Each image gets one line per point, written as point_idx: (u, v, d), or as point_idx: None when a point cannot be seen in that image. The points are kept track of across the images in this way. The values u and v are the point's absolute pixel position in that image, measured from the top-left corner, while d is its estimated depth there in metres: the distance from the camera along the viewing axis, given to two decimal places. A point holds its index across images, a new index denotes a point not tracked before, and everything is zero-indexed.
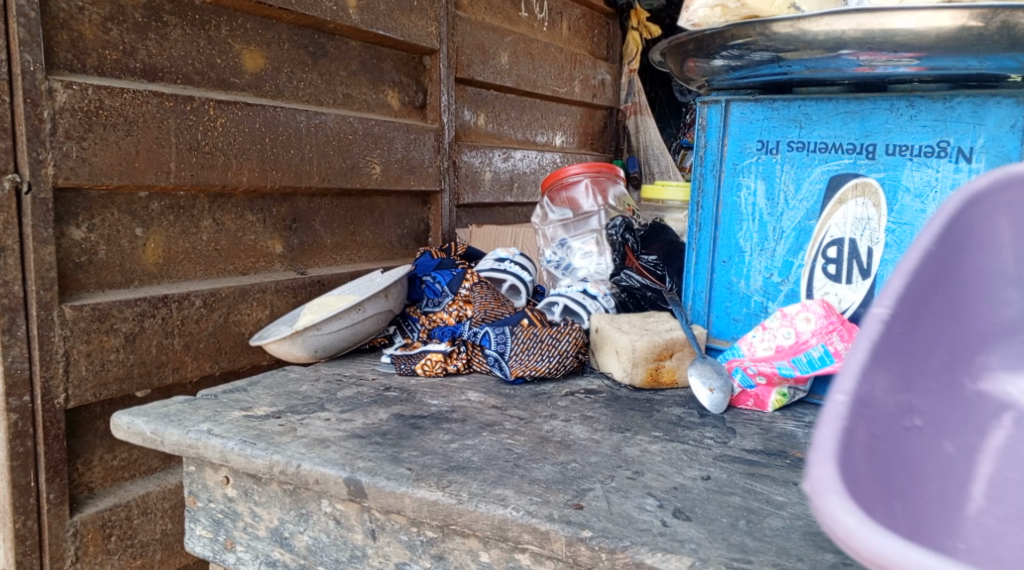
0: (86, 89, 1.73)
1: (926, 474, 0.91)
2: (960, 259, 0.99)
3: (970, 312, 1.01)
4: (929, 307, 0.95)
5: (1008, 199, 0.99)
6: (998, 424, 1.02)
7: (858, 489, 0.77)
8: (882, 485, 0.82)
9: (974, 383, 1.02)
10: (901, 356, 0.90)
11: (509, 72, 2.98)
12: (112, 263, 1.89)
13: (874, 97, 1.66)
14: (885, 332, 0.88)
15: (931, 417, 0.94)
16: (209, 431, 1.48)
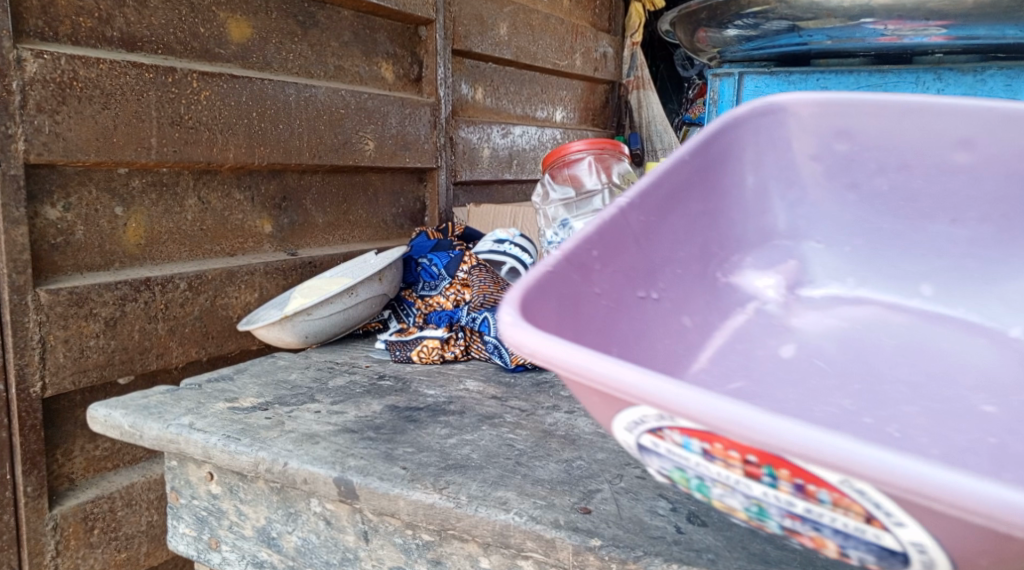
0: (58, 59, 1.63)
1: (649, 333, 1.05)
2: (713, 171, 1.18)
3: (725, 219, 1.21)
4: (674, 205, 1.12)
5: (764, 129, 1.21)
6: (739, 311, 1.20)
7: (560, 321, 0.90)
8: (575, 323, 0.92)
9: (722, 277, 1.20)
10: (639, 240, 1.06)
11: (509, 44, 2.87)
12: (90, 244, 1.79)
13: (898, 70, 1.56)
14: (619, 215, 1.03)
15: (666, 290, 1.10)
16: (191, 425, 1.39)
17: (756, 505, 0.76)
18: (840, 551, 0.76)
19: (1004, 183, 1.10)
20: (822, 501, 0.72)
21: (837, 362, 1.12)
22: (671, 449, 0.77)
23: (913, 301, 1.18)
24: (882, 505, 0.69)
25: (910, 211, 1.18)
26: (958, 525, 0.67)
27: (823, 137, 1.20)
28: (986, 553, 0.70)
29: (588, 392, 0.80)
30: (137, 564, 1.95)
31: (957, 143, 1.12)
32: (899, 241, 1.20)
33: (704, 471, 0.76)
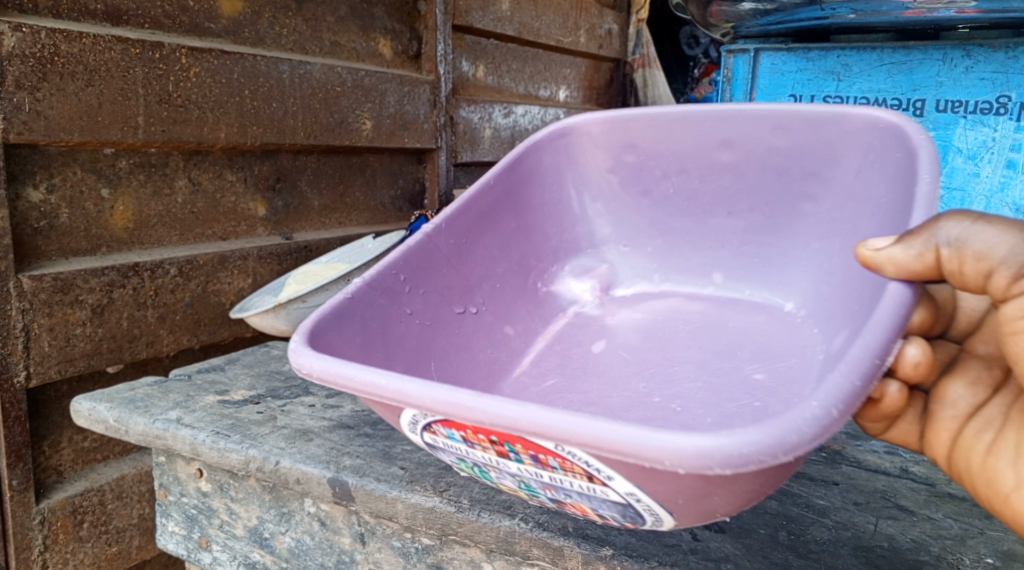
0: (38, 32, 1.54)
1: (468, 344, 1.22)
2: (520, 189, 1.38)
3: (539, 235, 1.42)
4: (482, 229, 1.30)
5: (561, 149, 1.43)
6: (560, 316, 1.39)
7: (353, 345, 1.02)
8: (381, 342, 1.06)
9: (541, 285, 1.40)
10: (449, 260, 1.23)
11: (511, 20, 2.78)
12: (75, 228, 1.71)
13: (923, 46, 1.49)
14: (427, 242, 1.19)
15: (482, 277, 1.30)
16: (179, 420, 1.32)
17: (521, 480, 0.89)
18: (591, 511, 0.89)
19: (759, 175, 1.31)
20: (554, 467, 0.83)
21: (645, 356, 1.23)
22: (448, 441, 0.90)
23: (708, 290, 1.37)
24: (589, 467, 0.79)
25: (688, 218, 1.39)
26: (655, 476, 0.78)
27: (614, 151, 1.42)
28: (703, 503, 0.81)
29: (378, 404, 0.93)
30: (128, 558, 1.88)
31: (721, 144, 1.33)
32: (693, 234, 1.40)
33: (474, 455, 0.89)
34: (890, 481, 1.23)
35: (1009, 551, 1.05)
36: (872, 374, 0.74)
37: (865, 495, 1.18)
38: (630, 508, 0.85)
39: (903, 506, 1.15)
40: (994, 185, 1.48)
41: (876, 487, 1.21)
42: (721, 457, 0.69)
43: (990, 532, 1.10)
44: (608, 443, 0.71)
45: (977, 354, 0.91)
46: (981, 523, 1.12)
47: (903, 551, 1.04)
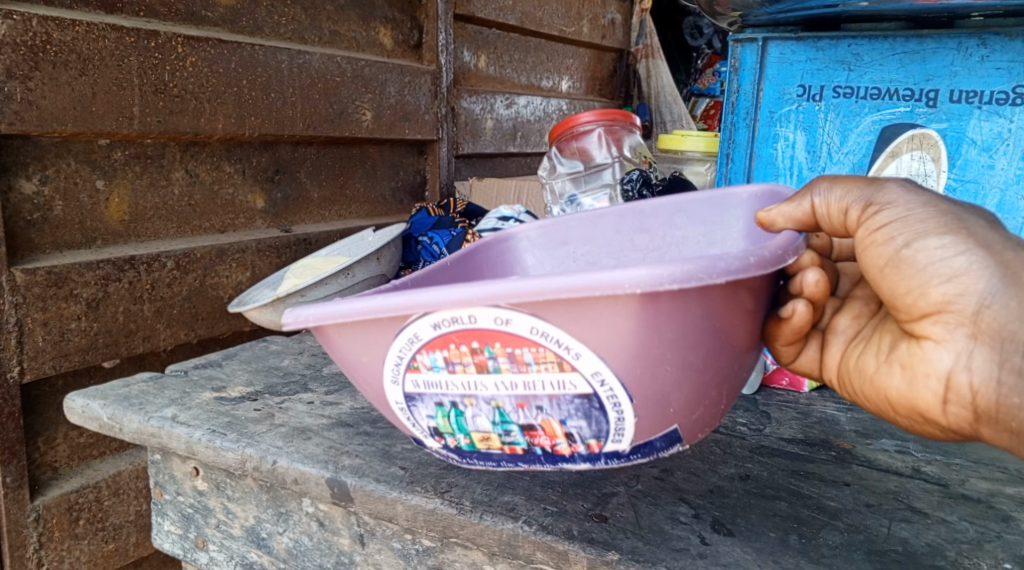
0: (30, 20, 1.51)
1: None
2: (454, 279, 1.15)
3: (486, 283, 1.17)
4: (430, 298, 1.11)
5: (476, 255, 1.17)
6: None
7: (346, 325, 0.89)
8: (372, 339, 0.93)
9: None
10: None
11: (513, 9, 2.74)
12: (70, 220, 1.68)
13: (938, 35, 1.45)
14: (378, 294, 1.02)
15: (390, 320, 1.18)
16: (174, 418, 1.29)
17: (496, 411, 0.87)
18: (565, 438, 0.87)
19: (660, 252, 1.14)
20: (529, 364, 0.84)
21: None
22: (427, 378, 0.88)
23: None
24: (561, 343, 0.82)
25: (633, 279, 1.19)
26: (627, 332, 0.82)
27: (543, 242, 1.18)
28: (663, 377, 0.85)
29: (353, 355, 0.92)
30: (126, 555, 1.85)
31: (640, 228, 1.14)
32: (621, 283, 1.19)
33: (451, 386, 0.87)
34: (902, 481, 1.20)
35: None
36: (781, 255, 0.83)
37: (878, 497, 1.15)
38: (598, 412, 0.85)
39: (916, 507, 1.12)
40: (1010, 177, 1.44)
41: (888, 488, 1.18)
42: (675, 271, 0.79)
43: (1007, 535, 1.07)
44: (583, 277, 0.79)
45: (856, 293, 1.00)
46: (997, 526, 1.09)
47: (918, 555, 1.01)
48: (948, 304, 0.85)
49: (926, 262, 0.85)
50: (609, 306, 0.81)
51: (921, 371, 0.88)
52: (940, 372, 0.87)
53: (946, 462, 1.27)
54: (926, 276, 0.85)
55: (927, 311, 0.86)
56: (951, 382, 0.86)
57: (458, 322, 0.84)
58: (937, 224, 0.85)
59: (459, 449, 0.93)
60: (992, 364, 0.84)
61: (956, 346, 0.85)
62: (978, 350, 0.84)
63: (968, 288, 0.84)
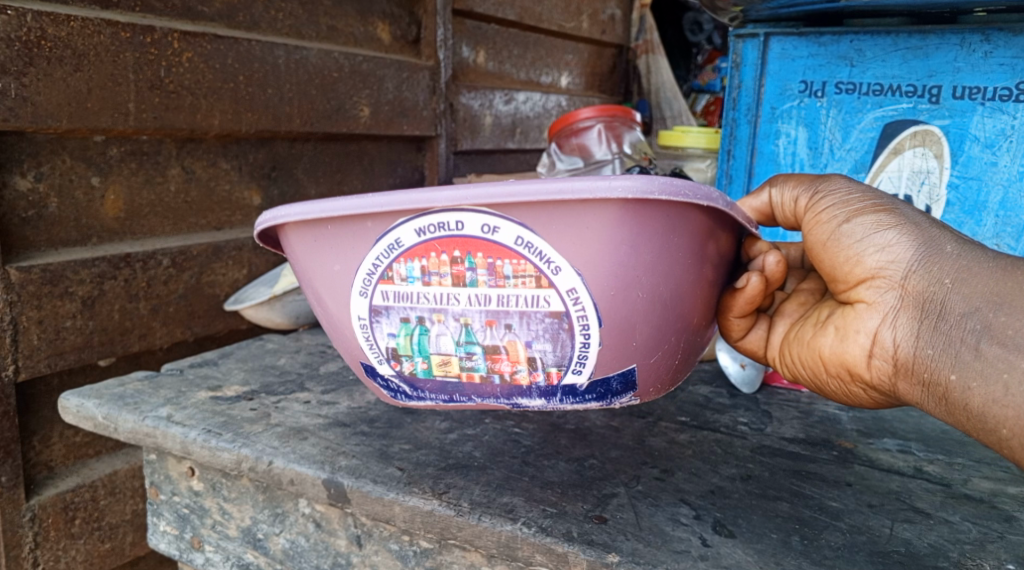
0: (24, 15, 1.49)
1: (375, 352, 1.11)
2: None
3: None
4: None
5: None
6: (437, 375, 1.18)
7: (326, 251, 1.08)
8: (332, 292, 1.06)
9: None
10: None
11: (511, 4, 2.72)
12: (65, 218, 1.67)
13: (941, 30, 1.43)
14: None
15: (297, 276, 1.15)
16: (169, 418, 1.28)
17: (463, 329, 1.00)
18: (527, 361, 1.00)
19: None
20: (507, 277, 0.97)
21: None
22: (399, 290, 1.01)
23: None
24: (542, 255, 0.95)
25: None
26: (596, 257, 0.95)
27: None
28: (628, 298, 0.97)
29: (330, 263, 1.05)
30: (122, 555, 1.84)
31: None
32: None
33: (424, 302, 1.00)
34: (904, 481, 1.19)
35: None
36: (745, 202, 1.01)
37: (880, 497, 1.14)
38: (563, 333, 0.99)
39: (919, 508, 1.11)
40: (1014, 174, 1.42)
41: (889, 488, 1.16)
42: (662, 183, 0.92)
43: (1010, 536, 1.05)
44: (573, 184, 0.91)
45: (801, 288, 1.20)
46: (1000, 526, 1.08)
47: (921, 556, 1.00)
48: (880, 271, 1.00)
49: (861, 234, 1.02)
50: (596, 221, 0.94)
51: (852, 329, 1.03)
52: (868, 329, 1.02)
53: (948, 461, 1.26)
54: (862, 246, 1.02)
55: (862, 277, 1.02)
56: (877, 339, 1.01)
57: (446, 228, 0.96)
58: (873, 204, 1.02)
59: (412, 376, 1.07)
60: (913, 324, 0.98)
61: (881, 309, 1.01)
62: (902, 313, 0.99)
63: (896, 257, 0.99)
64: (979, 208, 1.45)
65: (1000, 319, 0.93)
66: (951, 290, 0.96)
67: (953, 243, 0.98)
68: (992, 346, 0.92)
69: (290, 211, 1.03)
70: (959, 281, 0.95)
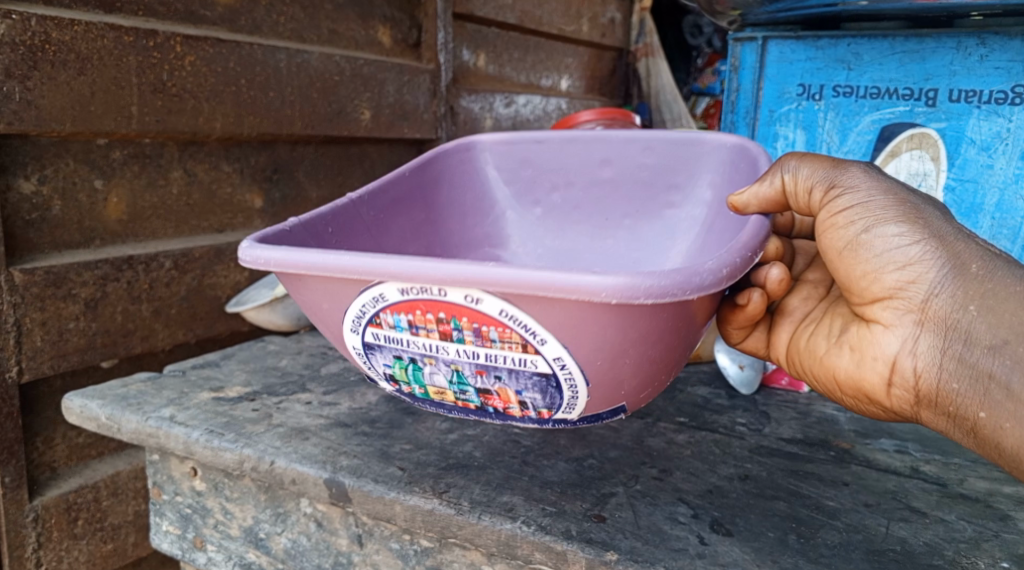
0: (28, 19, 1.50)
1: None
2: (429, 188, 1.48)
3: (441, 231, 1.50)
4: (397, 210, 1.41)
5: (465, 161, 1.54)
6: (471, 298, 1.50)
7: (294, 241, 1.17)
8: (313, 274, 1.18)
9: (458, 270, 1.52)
10: (369, 229, 1.35)
11: (511, 8, 2.73)
12: (68, 220, 1.68)
13: (937, 34, 1.44)
14: (350, 207, 1.31)
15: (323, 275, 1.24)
16: (172, 418, 1.29)
17: (454, 372, 1.04)
18: (516, 402, 1.05)
19: (634, 187, 1.45)
20: (494, 340, 0.98)
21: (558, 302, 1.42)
22: (389, 334, 1.04)
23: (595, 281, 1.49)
24: (527, 329, 0.96)
25: (590, 233, 1.48)
26: (581, 332, 0.96)
27: (510, 168, 1.53)
28: (616, 364, 1.00)
29: (320, 301, 1.08)
30: (124, 555, 1.85)
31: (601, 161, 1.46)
32: (577, 237, 1.50)
33: (415, 346, 1.04)
34: (900, 481, 1.20)
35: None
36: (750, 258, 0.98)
37: (876, 496, 1.14)
38: (552, 386, 1.02)
39: (915, 508, 1.12)
40: (1010, 176, 1.42)
41: (886, 488, 1.17)
42: (649, 289, 0.89)
43: (1005, 535, 1.06)
44: (555, 282, 0.89)
45: (808, 279, 1.24)
46: (996, 525, 1.09)
47: (916, 554, 1.01)
48: (903, 294, 1.02)
49: (880, 250, 1.03)
50: (577, 306, 0.93)
51: (871, 350, 1.06)
52: (888, 353, 1.05)
53: (945, 462, 1.27)
54: (885, 266, 1.03)
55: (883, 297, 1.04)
56: (897, 364, 1.04)
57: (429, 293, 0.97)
58: (897, 217, 1.03)
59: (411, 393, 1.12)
60: (934, 350, 1.01)
61: (900, 331, 1.04)
62: (923, 335, 1.02)
63: (915, 276, 1.01)
64: (975, 210, 1.46)
65: None
66: (976, 319, 0.98)
67: (978, 263, 1.00)
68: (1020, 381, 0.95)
69: (274, 253, 1.05)
70: (985, 310, 0.98)
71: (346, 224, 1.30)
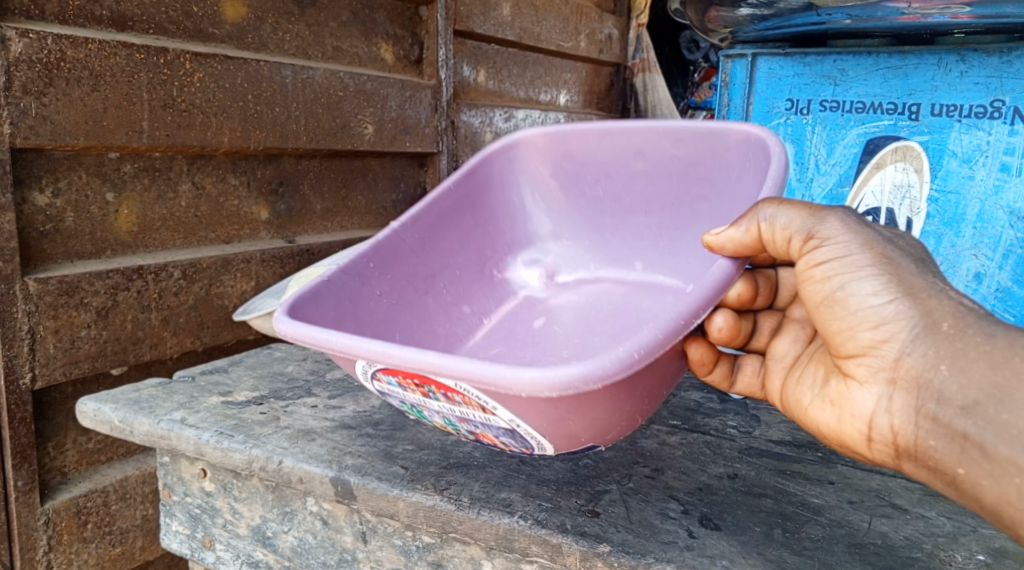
0: (45, 38, 1.56)
1: (431, 319, 1.46)
2: (480, 192, 1.59)
3: (497, 230, 1.63)
4: (444, 227, 1.51)
5: (512, 158, 1.62)
6: (511, 299, 1.62)
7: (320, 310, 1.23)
8: (352, 314, 1.29)
9: (498, 273, 1.63)
10: (413, 251, 1.45)
11: (511, 25, 2.80)
12: (81, 231, 1.73)
13: (919, 51, 1.50)
14: (393, 236, 1.42)
15: (388, 293, 1.38)
16: (183, 421, 1.34)
17: (445, 417, 1.12)
18: (501, 442, 1.12)
19: (666, 181, 1.48)
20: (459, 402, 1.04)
21: (573, 330, 1.51)
22: (390, 388, 1.12)
23: (632, 276, 1.58)
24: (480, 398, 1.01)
25: (624, 232, 1.58)
26: (526, 403, 0.99)
27: (555, 159, 1.60)
28: (573, 424, 1.03)
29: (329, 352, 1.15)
30: (132, 559, 1.89)
31: (636, 154, 1.50)
32: (619, 228, 1.59)
33: (409, 398, 1.11)
34: (884, 480, 1.25)
35: (1000, 549, 1.07)
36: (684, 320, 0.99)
37: (859, 494, 1.19)
38: (519, 435, 1.07)
39: (897, 504, 1.16)
40: (989, 188, 1.47)
41: (870, 486, 1.22)
42: (554, 382, 0.92)
43: (983, 530, 1.11)
44: (485, 371, 0.94)
45: None
46: (974, 520, 1.13)
47: (896, 547, 1.06)
48: (875, 351, 1.02)
49: (855, 310, 1.03)
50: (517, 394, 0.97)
51: (848, 405, 1.06)
52: (864, 410, 1.04)
53: None
54: (859, 324, 1.03)
55: (854, 352, 1.04)
56: (873, 423, 1.03)
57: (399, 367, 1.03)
58: (870, 275, 1.02)
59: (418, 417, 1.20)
60: (908, 407, 0.99)
61: (877, 387, 1.02)
62: (896, 394, 1.00)
63: (893, 335, 1.00)
64: (957, 220, 1.51)
65: (1000, 410, 0.92)
66: (947, 377, 0.96)
67: (950, 321, 0.97)
68: (997, 442, 0.92)
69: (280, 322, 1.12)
70: (956, 367, 0.95)
71: (388, 254, 1.40)
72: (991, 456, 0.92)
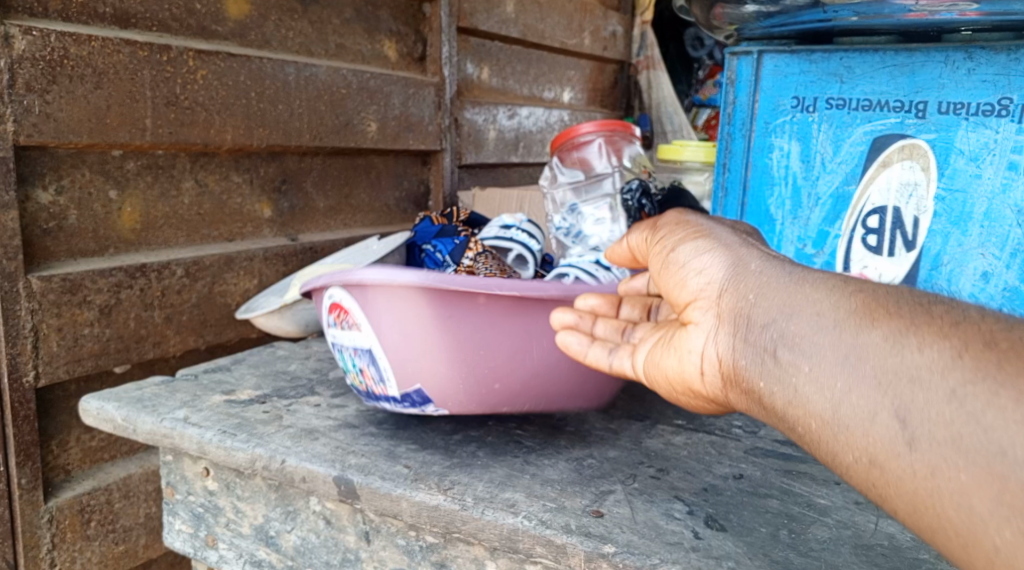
0: (48, 35, 1.56)
1: None
2: None
3: None
4: None
5: None
6: None
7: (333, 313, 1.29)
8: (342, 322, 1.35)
9: None
10: None
11: (515, 22, 2.79)
12: (84, 229, 1.73)
13: (926, 48, 1.50)
14: None
15: None
16: (186, 419, 1.34)
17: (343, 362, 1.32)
18: (369, 381, 1.29)
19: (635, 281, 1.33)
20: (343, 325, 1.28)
21: None
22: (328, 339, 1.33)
23: None
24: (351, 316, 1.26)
25: None
26: (389, 318, 1.22)
27: None
28: (401, 350, 1.23)
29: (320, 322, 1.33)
30: (135, 557, 1.89)
31: None
32: None
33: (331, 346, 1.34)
34: None
35: None
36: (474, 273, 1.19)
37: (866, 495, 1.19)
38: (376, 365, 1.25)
39: None
40: (997, 186, 1.46)
41: None
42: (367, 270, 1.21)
43: None
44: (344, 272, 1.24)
45: None
46: None
47: (904, 549, 1.05)
48: (698, 294, 0.96)
49: (683, 264, 0.99)
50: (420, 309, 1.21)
51: (683, 348, 0.96)
52: (695, 348, 0.95)
53: None
54: (685, 272, 0.98)
55: (687, 302, 0.97)
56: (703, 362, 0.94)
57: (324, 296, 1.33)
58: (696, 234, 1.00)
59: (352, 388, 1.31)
60: (728, 339, 0.91)
61: (703, 327, 0.94)
62: (721, 331, 0.92)
63: (720, 281, 0.94)
64: (964, 218, 1.50)
65: (793, 326, 0.84)
66: (754, 302, 0.89)
67: (758, 261, 0.93)
68: (791, 353, 0.83)
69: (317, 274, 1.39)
70: (760, 292, 0.89)
71: None
72: (792, 372, 0.83)
